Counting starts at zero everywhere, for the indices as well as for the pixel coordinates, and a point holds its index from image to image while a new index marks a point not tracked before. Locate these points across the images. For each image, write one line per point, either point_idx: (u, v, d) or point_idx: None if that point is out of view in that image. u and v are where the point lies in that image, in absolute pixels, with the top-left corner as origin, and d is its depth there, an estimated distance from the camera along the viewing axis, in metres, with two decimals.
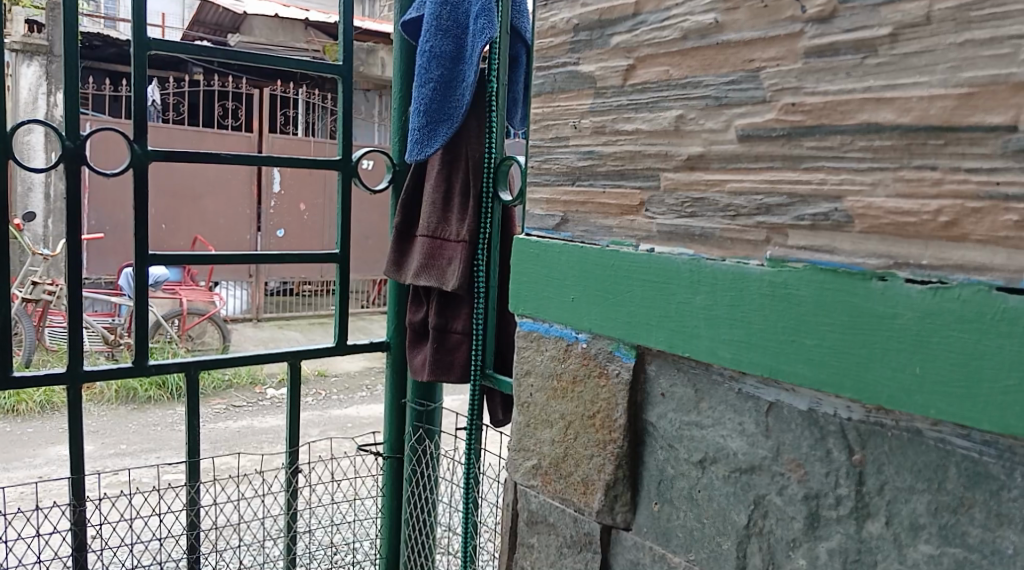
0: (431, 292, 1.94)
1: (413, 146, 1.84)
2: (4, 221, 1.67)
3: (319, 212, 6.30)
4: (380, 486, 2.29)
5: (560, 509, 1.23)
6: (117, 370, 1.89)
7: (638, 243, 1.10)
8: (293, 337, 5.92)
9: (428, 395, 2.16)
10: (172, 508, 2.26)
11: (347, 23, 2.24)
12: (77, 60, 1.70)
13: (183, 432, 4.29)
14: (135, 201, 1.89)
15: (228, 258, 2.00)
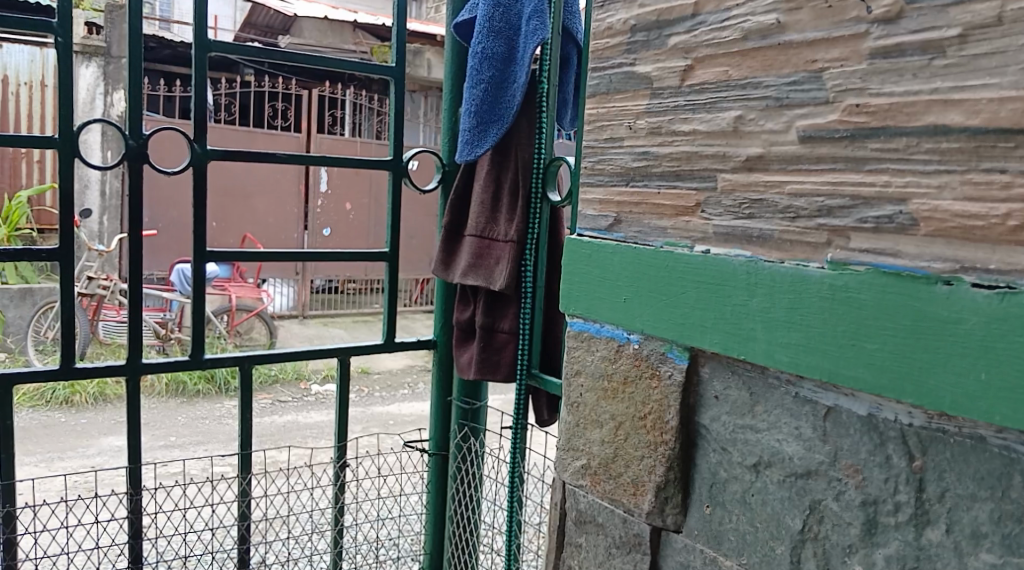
0: (479, 291, 1.95)
1: (464, 147, 1.86)
2: (68, 215, 1.72)
3: (364, 211, 6.39)
4: (425, 483, 2.31)
5: (610, 510, 1.23)
6: (175, 363, 1.93)
7: (693, 244, 1.09)
8: (338, 335, 5.98)
9: (473, 394, 2.18)
10: (224, 498, 2.29)
11: (400, 25, 2.26)
12: (141, 62, 1.74)
13: (230, 426, 4.37)
14: (194, 199, 1.93)
15: (284, 256, 2.03)
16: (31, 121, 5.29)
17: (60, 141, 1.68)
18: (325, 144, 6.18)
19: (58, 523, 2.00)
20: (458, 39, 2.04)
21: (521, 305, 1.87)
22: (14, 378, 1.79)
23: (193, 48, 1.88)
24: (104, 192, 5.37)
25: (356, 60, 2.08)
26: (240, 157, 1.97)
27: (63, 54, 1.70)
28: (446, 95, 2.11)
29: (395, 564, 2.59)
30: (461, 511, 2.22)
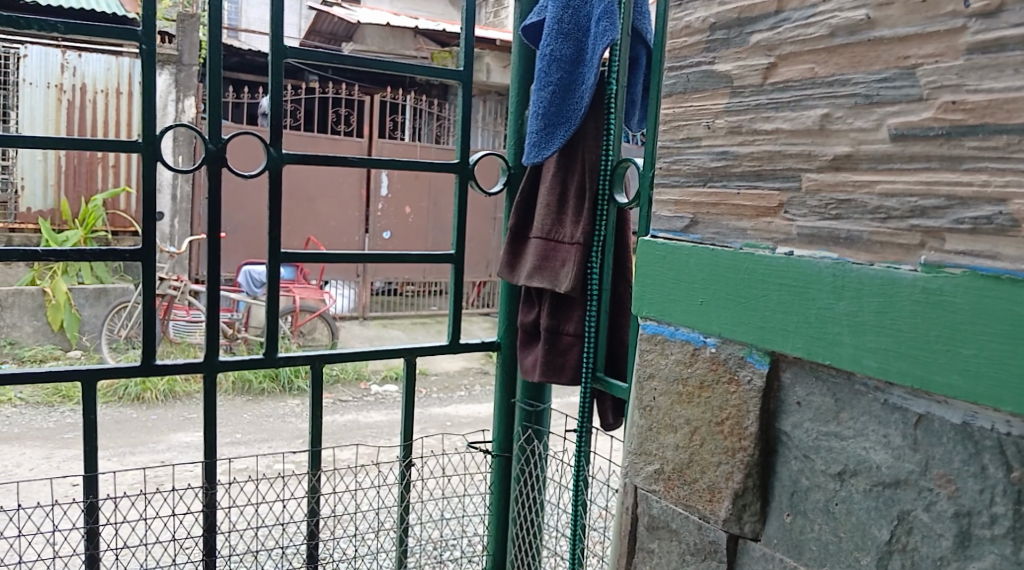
0: (544, 293, 1.94)
1: (531, 149, 1.86)
2: (151, 218, 1.77)
3: (424, 215, 6.48)
4: (488, 484, 2.32)
5: (684, 516, 1.21)
6: (250, 361, 1.98)
7: (775, 246, 1.07)
8: (397, 336, 6.04)
9: (537, 396, 2.18)
10: (297, 494, 2.33)
11: (469, 30, 2.27)
12: (221, 69, 1.79)
13: (293, 423, 4.45)
14: (270, 202, 1.97)
15: (355, 258, 2.05)
16: (108, 127, 5.46)
17: (144, 146, 1.73)
18: (386, 149, 6.22)
19: (132, 515, 2.04)
20: (526, 42, 2.04)
21: (587, 307, 1.86)
22: (99, 373, 1.85)
23: (270, 56, 1.92)
24: (175, 196, 5.52)
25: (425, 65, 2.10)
26: (314, 161, 2.00)
27: (146, 62, 1.76)
28: (513, 98, 2.11)
29: (457, 565, 2.60)
30: (525, 513, 2.21)
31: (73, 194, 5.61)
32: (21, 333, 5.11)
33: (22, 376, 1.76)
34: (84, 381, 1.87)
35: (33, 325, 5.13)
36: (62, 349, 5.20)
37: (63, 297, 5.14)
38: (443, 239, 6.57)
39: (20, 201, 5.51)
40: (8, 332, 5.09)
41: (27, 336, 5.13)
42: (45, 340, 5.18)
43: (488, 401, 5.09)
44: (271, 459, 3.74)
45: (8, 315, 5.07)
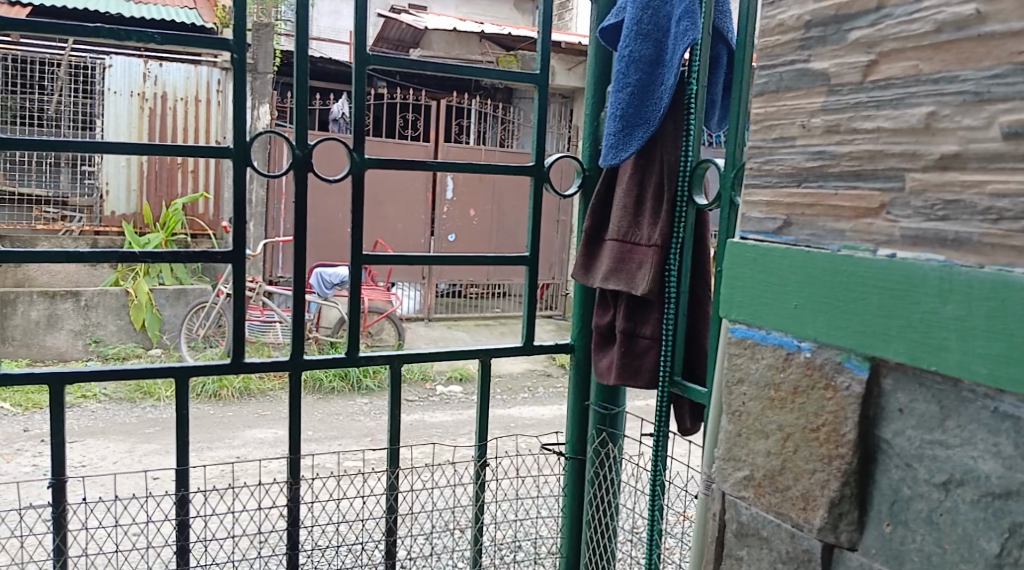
0: (620, 295, 1.93)
1: (608, 151, 1.85)
2: (242, 221, 1.82)
3: (488, 218, 6.50)
4: (561, 486, 2.31)
5: (775, 524, 1.18)
6: (332, 360, 2.02)
7: (876, 248, 1.04)
8: (462, 338, 6.08)
9: (612, 399, 2.16)
10: (375, 491, 2.37)
11: (545, 34, 2.27)
12: (308, 77, 1.88)
13: (362, 422, 4.52)
14: (353, 206, 2.01)
15: (434, 259, 2.08)
16: (188, 134, 5.64)
17: (236, 151, 1.79)
18: (451, 152, 6.22)
19: (209, 509, 2.09)
20: (603, 44, 2.03)
21: (664, 309, 1.84)
22: (190, 370, 1.91)
23: (354, 62, 1.96)
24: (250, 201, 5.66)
25: (502, 68, 2.11)
26: (394, 165, 2.03)
27: (237, 70, 1.81)
28: (589, 100, 2.11)
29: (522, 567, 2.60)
30: (599, 517, 2.20)
31: (154, 198, 5.80)
32: (105, 332, 5.29)
33: (119, 372, 1.82)
34: (177, 377, 1.93)
35: (116, 324, 5.31)
36: (143, 347, 5.37)
37: (145, 297, 5.31)
38: (506, 241, 6.60)
39: (105, 205, 5.72)
40: (93, 330, 5.27)
41: (111, 334, 5.31)
42: (127, 339, 5.36)
43: (552, 403, 5.08)
44: (337, 459, 3.80)
45: (93, 314, 5.26)
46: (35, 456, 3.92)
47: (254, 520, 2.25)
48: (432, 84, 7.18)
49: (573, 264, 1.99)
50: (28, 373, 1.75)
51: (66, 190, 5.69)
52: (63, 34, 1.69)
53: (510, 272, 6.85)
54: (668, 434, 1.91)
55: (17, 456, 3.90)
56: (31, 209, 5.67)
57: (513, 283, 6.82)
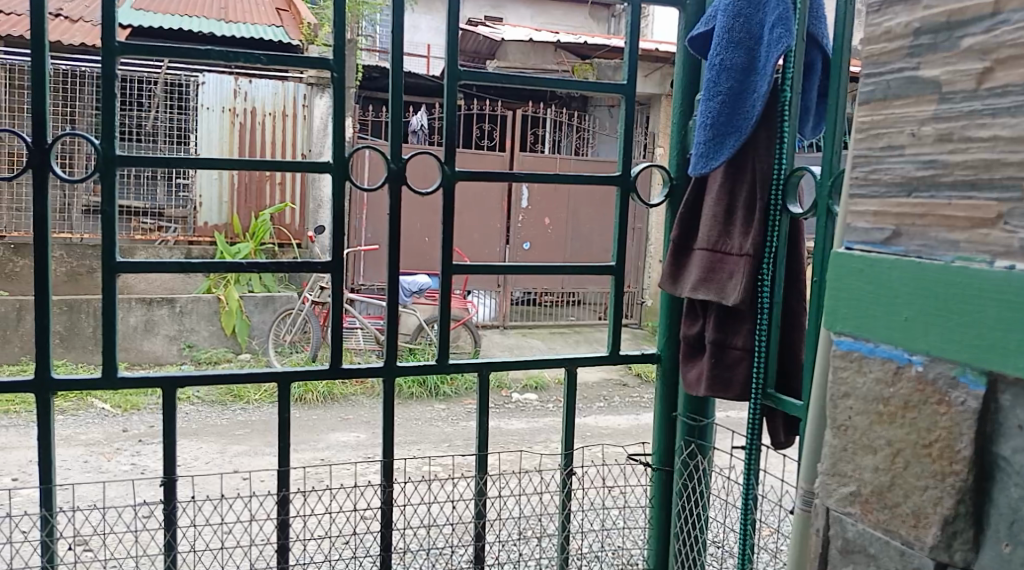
0: (710, 305, 1.90)
1: (698, 160, 1.83)
2: (339, 232, 1.88)
3: (563, 226, 6.53)
4: (647, 497, 2.29)
5: (883, 541, 1.16)
6: (423, 367, 2.05)
7: (993, 259, 1.01)
8: (537, 345, 6.09)
9: (700, 410, 2.14)
10: (460, 495, 2.41)
11: (633, 44, 2.26)
12: (403, 93, 1.92)
13: (439, 427, 4.58)
14: (444, 217, 2.05)
15: (523, 269, 2.10)
16: (276, 147, 5.83)
17: (335, 165, 1.85)
18: (527, 161, 6.25)
19: (294, 511, 2.15)
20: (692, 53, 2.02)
21: (758, 320, 1.81)
22: (290, 375, 1.97)
23: (445, 77, 2.01)
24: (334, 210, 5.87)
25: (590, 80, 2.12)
26: (483, 177, 2.06)
27: (336, 88, 1.87)
28: (677, 110, 2.10)
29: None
30: (688, 529, 2.18)
31: (244, 210, 6.00)
32: (198, 337, 5.49)
33: (226, 376, 1.90)
34: (278, 383, 2.00)
35: (208, 330, 5.51)
36: (234, 352, 5.55)
37: (235, 304, 5.50)
38: (581, 250, 6.61)
39: (198, 216, 5.94)
40: (187, 336, 5.47)
41: (203, 339, 5.50)
42: (219, 344, 5.55)
43: (629, 413, 5.05)
44: (408, 464, 3.85)
45: (187, 320, 5.45)
46: (134, 455, 4.09)
47: (335, 521, 2.30)
48: (508, 94, 7.29)
49: (661, 274, 1.97)
50: (143, 376, 1.84)
51: (162, 203, 5.89)
52: (177, 57, 1.78)
53: (585, 280, 6.85)
54: (760, 447, 1.89)
55: (116, 455, 4.08)
56: (130, 219, 5.89)
57: (589, 292, 6.80)
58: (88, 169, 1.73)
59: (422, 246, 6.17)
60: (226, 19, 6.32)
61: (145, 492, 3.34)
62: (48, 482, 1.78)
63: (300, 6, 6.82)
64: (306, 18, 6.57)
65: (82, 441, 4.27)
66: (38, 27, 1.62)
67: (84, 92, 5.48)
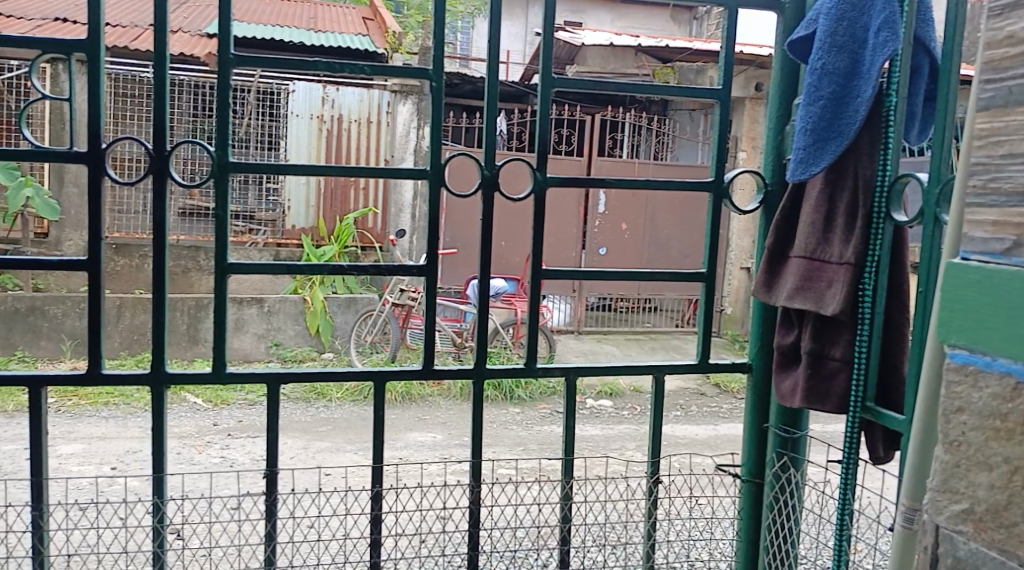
0: (807, 314, 1.87)
1: (796, 166, 1.79)
2: (434, 236, 1.92)
3: (641, 231, 6.50)
4: (735, 509, 2.26)
5: (998, 561, 1.12)
6: (512, 370, 2.07)
7: None
8: (612, 351, 6.06)
9: (793, 422, 2.10)
10: (529, 499, 2.43)
11: (729, 49, 2.24)
12: (498, 99, 1.95)
13: (513, 431, 4.60)
14: (535, 223, 2.07)
15: (614, 276, 2.10)
16: (362, 154, 5.98)
17: (432, 171, 1.89)
18: (605, 166, 6.30)
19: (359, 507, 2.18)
20: (791, 57, 1.99)
21: (858, 331, 1.77)
22: (385, 375, 2.02)
23: (539, 84, 2.03)
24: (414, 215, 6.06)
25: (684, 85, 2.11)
26: (576, 183, 2.07)
27: (435, 97, 1.92)
28: (772, 115, 2.07)
29: None
30: (778, 542, 2.13)
31: (329, 214, 6.16)
32: (285, 335, 5.64)
33: (325, 374, 1.95)
34: (372, 381, 2.05)
35: (295, 329, 5.65)
36: (317, 351, 5.69)
37: (320, 305, 5.63)
38: (659, 256, 6.57)
39: (287, 219, 6.12)
40: (274, 334, 5.63)
41: (289, 338, 5.66)
42: (304, 343, 5.70)
43: (706, 423, 4.97)
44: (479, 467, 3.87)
45: (274, 319, 5.62)
46: (223, 448, 4.24)
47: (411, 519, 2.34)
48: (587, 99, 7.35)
49: (756, 281, 1.94)
50: (248, 372, 1.91)
51: (253, 206, 6.09)
52: (286, 67, 1.84)
53: (662, 287, 6.79)
54: (858, 461, 1.84)
55: (207, 448, 4.24)
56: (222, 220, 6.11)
57: (666, 298, 6.73)
58: (203, 174, 1.82)
59: (501, 251, 6.22)
60: (315, 28, 6.52)
61: (230, 484, 3.46)
62: (158, 471, 1.87)
63: (385, 15, 7.11)
64: (391, 27, 6.84)
65: (176, 433, 4.44)
66: (159, 41, 1.70)
67: (182, 100, 5.71)
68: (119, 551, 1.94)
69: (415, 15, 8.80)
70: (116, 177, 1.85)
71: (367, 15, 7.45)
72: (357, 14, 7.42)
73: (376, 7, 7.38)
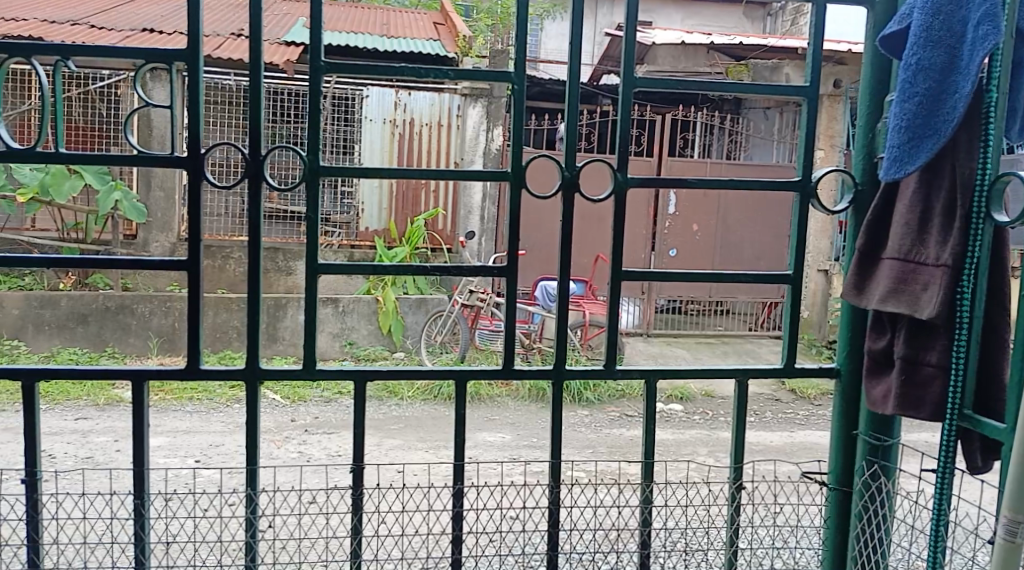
0: (900, 318, 1.81)
1: (890, 165, 1.73)
2: (514, 237, 1.93)
3: (711, 232, 6.42)
4: (821, 518, 2.20)
5: None
6: (591, 372, 2.07)
7: None
8: (682, 355, 5.97)
9: (885, 430, 2.04)
10: (602, 501, 2.41)
11: (816, 45, 2.18)
12: (580, 101, 1.95)
13: (581, 433, 4.58)
14: (616, 224, 2.06)
15: (694, 277, 2.06)
16: (432, 157, 6.06)
17: (513, 173, 1.90)
18: (676, 167, 6.18)
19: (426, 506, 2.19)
20: (883, 53, 1.93)
21: (955, 335, 1.70)
22: (467, 374, 2.04)
23: (620, 84, 2.02)
24: (483, 217, 6.11)
25: (769, 83, 2.07)
26: (657, 184, 2.05)
27: (517, 99, 1.93)
28: (862, 113, 2.01)
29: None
30: (868, 554, 2.07)
31: (400, 217, 6.25)
32: (359, 335, 5.74)
33: (404, 372, 1.98)
34: (455, 381, 2.06)
35: (368, 328, 5.75)
36: (389, 350, 5.77)
37: (392, 305, 5.72)
38: (730, 258, 6.48)
39: (360, 222, 6.23)
40: (348, 334, 5.74)
41: (362, 337, 5.75)
42: (376, 342, 5.79)
43: (781, 429, 4.86)
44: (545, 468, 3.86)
45: (348, 319, 5.72)
46: (300, 443, 4.34)
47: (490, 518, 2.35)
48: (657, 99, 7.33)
49: (845, 283, 1.89)
50: (336, 369, 1.95)
51: (329, 208, 6.23)
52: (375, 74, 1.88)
53: (734, 289, 6.68)
54: (954, 471, 1.77)
55: (285, 443, 4.35)
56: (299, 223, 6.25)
57: (738, 301, 6.62)
58: (295, 178, 1.87)
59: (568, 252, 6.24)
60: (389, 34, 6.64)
61: (301, 479, 3.54)
62: (251, 464, 1.92)
63: (454, 19, 7.19)
64: (460, 31, 6.92)
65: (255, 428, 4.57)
66: (254, 50, 1.75)
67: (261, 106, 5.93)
68: (210, 540, 2.00)
69: (484, 19, 8.89)
70: (213, 180, 1.91)
71: (437, 20, 7.55)
72: (428, 19, 7.53)
73: (446, 12, 7.47)
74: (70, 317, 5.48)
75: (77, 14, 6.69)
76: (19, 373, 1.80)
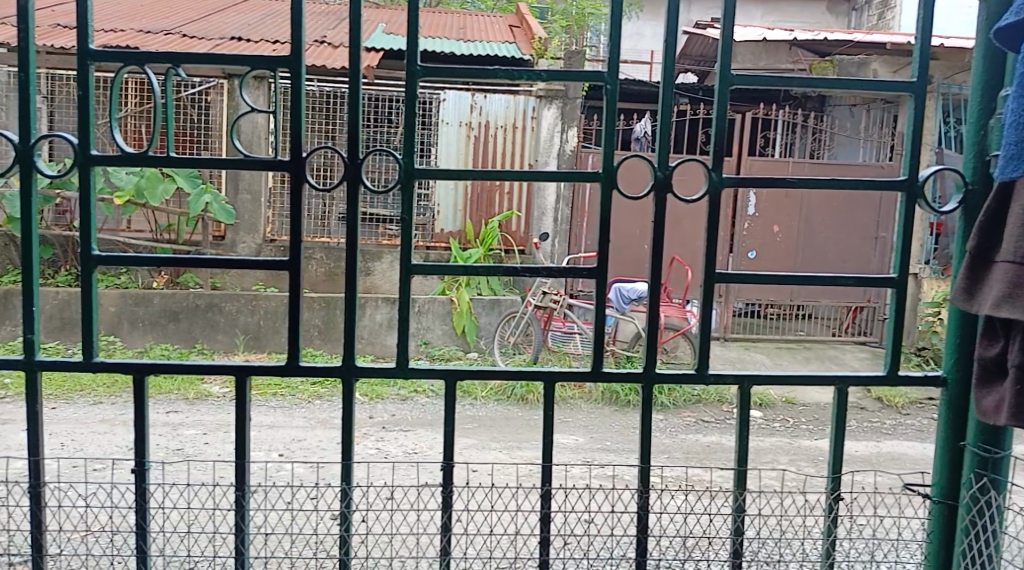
0: (1015, 326, 1.71)
1: (1006, 164, 1.63)
2: (604, 239, 1.90)
3: (794, 234, 6.27)
4: (922, 531, 2.10)
5: None
6: (684, 376, 2.03)
7: None
8: (760, 360, 5.81)
9: (995, 441, 1.93)
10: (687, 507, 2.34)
11: (923, 40, 2.09)
12: (673, 102, 1.91)
13: (657, 438, 4.51)
14: (708, 225, 2.01)
15: (789, 280, 2.00)
16: (507, 159, 6.07)
17: (604, 175, 1.88)
18: (755, 166, 6.02)
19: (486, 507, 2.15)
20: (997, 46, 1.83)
21: None
22: (556, 376, 2.02)
23: (716, 82, 1.97)
24: (556, 218, 6.11)
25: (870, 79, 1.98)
26: (753, 184, 1.99)
27: (610, 100, 1.90)
28: (973, 109, 1.91)
29: None
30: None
31: (475, 218, 6.27)
32: (433, 335, 5.80)
33: (492, 372, 1.98)
34: (543, 382, 2.05)
35: (442, 328, 5.81)
36: (463, 350, 5.80)
37: (466, 306, 5.75)
38: (814, 260, 6.28)
39: (436, 223, 6.29)
40: (423, 333, 5.81)
41: (437, 337, 5.81)
42: (450, 342, 5.83)
43: (868, 439, 4.69)
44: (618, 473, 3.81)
45: (424, 319, 5.79)
46: (379, 440, 4.41)
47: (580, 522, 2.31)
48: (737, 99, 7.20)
49: (955, 288, 1.80)
50: (430, 367, 1.96)
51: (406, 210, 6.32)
52: (467, 78, 1.88)
53: (818, 292, 6.48)
54: None
55: (364, 439, 4.42)
56: (378, 225, 6.34)
57: (819, 306, 6.46)
58: (391, 181, 1.89)
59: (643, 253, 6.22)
60: (465, 37, 6.70)
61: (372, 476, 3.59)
62: (347, 458, 1.95)
63: (530, 21, 7.19)
64: (536, 32, 6.92)
65: (335, 424, 4.66)
66: (354, 56, 1.77)
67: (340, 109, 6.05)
68: (297, 533, 2.03)
69: (560, 21, 8.88)
70: (316, 184, 1.95)
71: (513, 22, 7.58)
72: (504, 22, 7.57)
73: (522, 14, 7.49)
74: (162, 314, 5.71)
75: (170, 24, 6.95)
76: (130, 368, 1.87)
